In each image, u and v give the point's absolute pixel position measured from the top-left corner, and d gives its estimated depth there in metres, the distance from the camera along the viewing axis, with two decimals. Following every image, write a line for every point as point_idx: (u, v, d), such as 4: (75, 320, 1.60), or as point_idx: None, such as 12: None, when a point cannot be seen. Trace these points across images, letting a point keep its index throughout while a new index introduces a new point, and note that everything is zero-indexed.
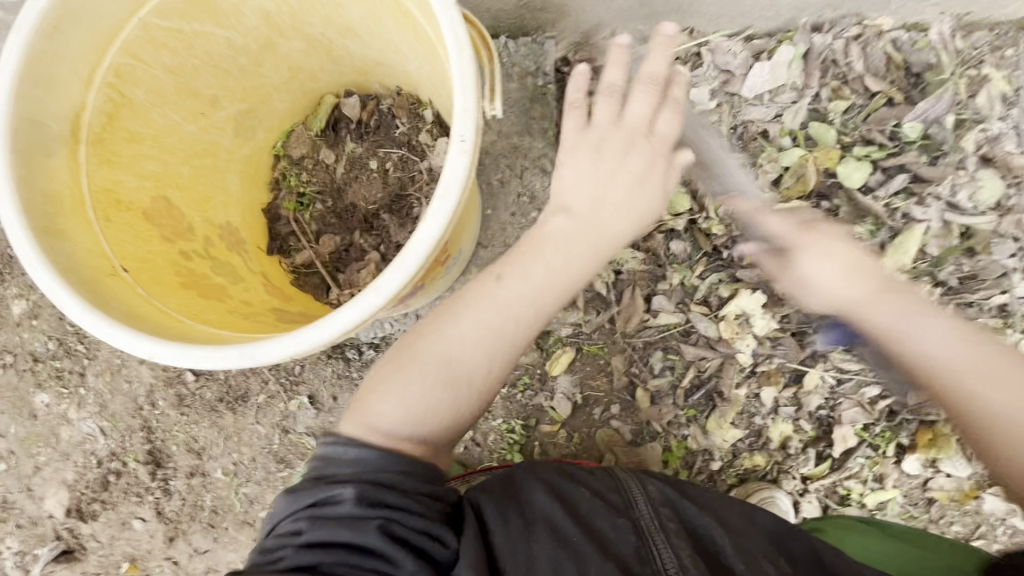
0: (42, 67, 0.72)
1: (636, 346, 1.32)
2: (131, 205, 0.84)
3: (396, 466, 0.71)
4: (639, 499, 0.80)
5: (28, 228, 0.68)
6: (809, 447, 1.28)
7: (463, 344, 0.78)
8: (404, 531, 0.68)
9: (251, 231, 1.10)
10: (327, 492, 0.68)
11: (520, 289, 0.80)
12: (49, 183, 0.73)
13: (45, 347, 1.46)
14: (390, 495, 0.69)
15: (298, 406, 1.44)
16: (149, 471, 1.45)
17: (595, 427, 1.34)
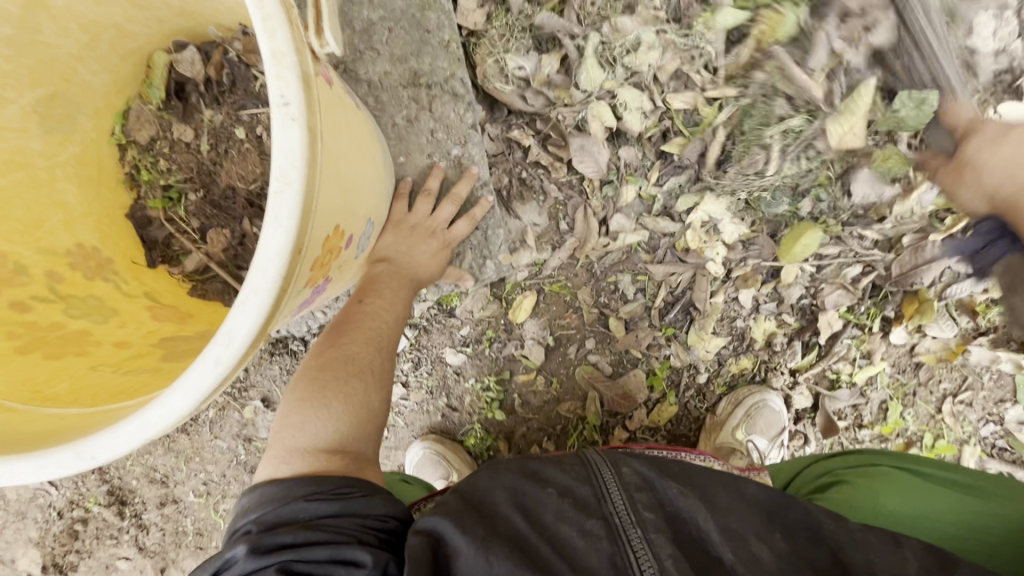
0: None
1: (601, 275, 1.20)
2: None
3: (301, 491, 0.69)
4: (613, 490, 0.72)
5: None
6: (794, 340, 1.22)
7: (371, 353, 0.82)
8: (307, 567, 0.64)
9: (118, 245, 0.89)
10: (225, 556, 0.66)
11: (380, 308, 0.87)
12: None
13: None
14: (285, 535, 0.65)
15: (254, 412, 1.32)
16: (116, 510, 1.34)
17: (573, 366, 1.24)
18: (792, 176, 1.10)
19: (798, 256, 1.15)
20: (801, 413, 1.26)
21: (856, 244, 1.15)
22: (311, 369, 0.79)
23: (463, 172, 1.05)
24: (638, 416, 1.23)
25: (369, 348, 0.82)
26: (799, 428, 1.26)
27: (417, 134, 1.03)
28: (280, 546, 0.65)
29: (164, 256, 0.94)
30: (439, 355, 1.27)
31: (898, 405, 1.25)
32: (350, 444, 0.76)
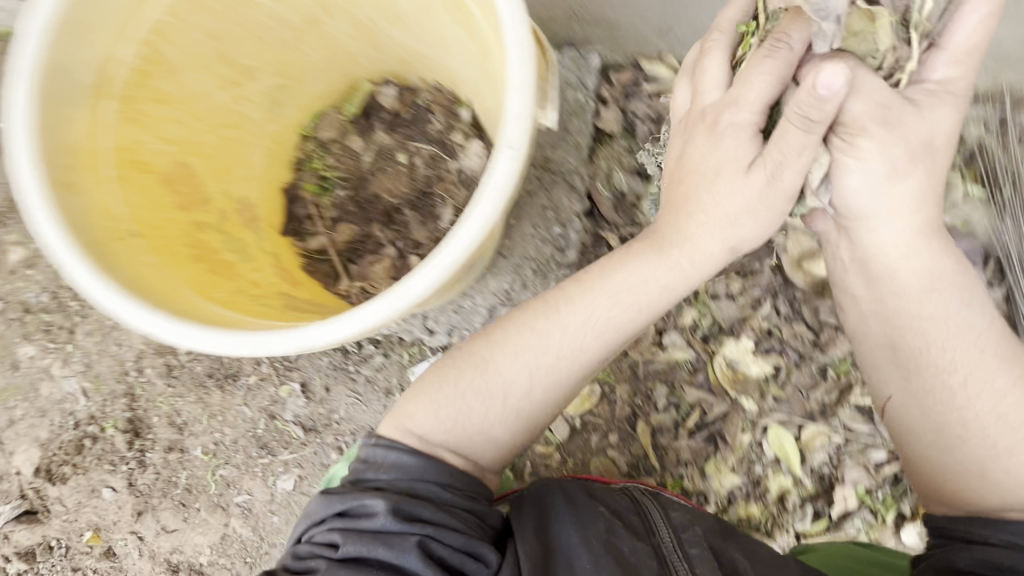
0: (80, 18, 0.72)
1: (642, 378, 1.28)
2: (149, 166, 0.83)
3: (435, 476, 0.78)
4: (659, 527, 0.90)
5: (44, 180, 0.69)
6: (807, 503, 1.25)
7: (518, 377, 0.80)
8: (441, 549, 0.74)
9: (268, 209, 1.05)
10: (362, 501, 0.75)
11: (607, 325, 0.79)
12: (66, 134, 0.73)
13: (37, 299, 1.47)
14: (425, 510, 0.75)
15: (288, 392, 1.40)
16: (127, 440, 1.40)
17: (591, 454, 1.29)
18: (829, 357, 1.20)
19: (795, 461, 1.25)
20: None
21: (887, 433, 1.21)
22: (473, 362, 0.83)
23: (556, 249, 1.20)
24: None
25: (525, 365, 0.80)
26: None
27: (531, 202, 1.21)
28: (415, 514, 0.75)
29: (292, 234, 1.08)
30: None
31: None
32: (468, 447, 0.82)
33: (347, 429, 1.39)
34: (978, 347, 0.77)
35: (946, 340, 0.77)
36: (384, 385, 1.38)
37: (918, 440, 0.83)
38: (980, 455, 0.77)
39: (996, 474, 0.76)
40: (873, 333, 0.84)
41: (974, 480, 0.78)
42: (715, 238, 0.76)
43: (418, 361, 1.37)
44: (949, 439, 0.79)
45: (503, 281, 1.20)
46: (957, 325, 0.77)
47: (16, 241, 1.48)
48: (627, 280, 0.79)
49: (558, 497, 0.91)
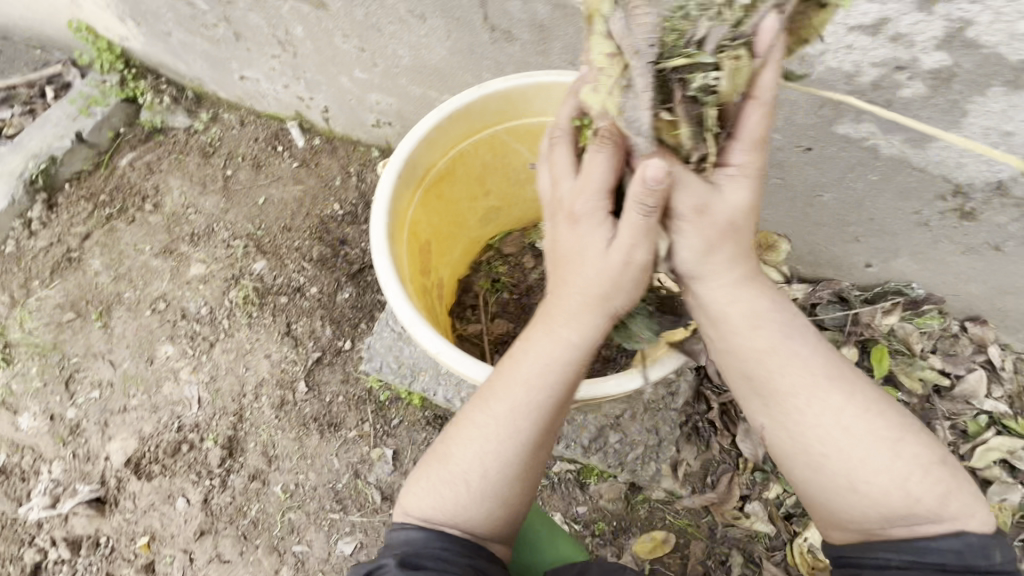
0: (433, 139, 0.99)
1: (718, 540, 1.33)
2: (419, 241, 1.07)
3: (436, 542, 0.79)
4: None
5: (386, 239, 0.91)
6: None
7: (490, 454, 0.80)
8: None
9: (450, 291, 1.29)
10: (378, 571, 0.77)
11: (532, 404, 0.79)
12: (398, 209, 0.96)
13: (196, 308, 1.68)
14: (427, 560, 0.77)
15: (378, 456, 1.48)
16: (218, 456, 1.48)
17: None
18: None
19: None
20: None
21: None
22: (444, 445, 0.84)
23: (670, 390, 1.33)
24: None
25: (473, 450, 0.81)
26: None
27: None
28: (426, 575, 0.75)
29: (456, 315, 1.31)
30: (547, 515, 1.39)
31: None
32: (463, 521, 0.81)
33: None
34: (844, 380, 0.77)
35: (774, 365, 0.76)
36: None
37: (799, 470, 0.78)
38: (843, 471, 0.75)
39: (862, 485, 0.74)
40: (738, 368, 0.78)
41: (844, 496, 0.75)
42: (595, 316, 0.76)
43: None
44: (812, 460, 0.76)
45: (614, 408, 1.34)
46: (763, 342, 0.76)
47: (202, 259, 1.74)
48: (535, 351, 0.79)
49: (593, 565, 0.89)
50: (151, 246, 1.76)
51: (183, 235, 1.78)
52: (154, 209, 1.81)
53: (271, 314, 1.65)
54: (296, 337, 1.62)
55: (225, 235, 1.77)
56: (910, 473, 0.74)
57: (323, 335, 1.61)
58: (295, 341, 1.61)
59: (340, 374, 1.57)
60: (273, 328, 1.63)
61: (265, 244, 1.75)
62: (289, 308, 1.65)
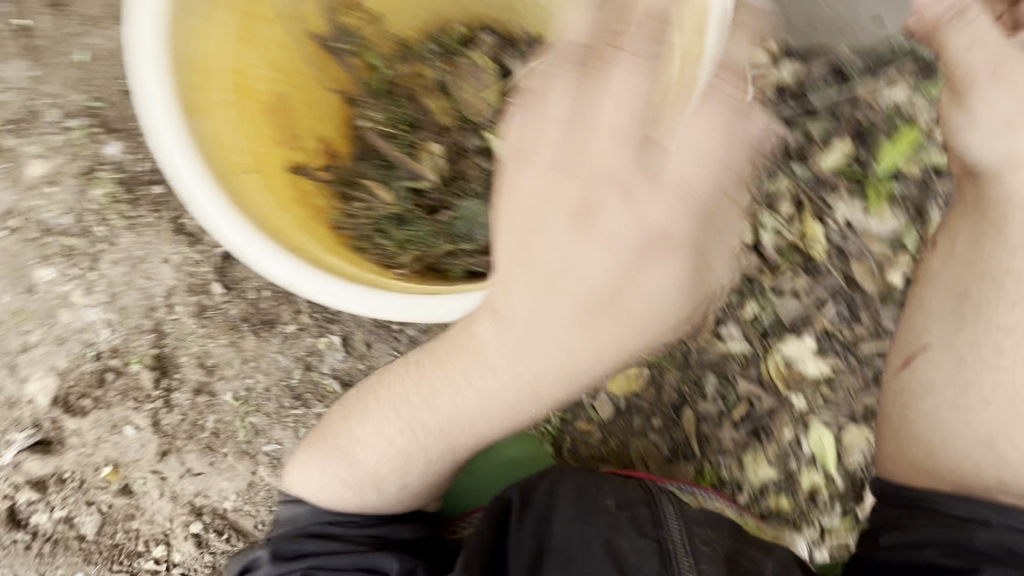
0: None
1: (693, 365, 1.28)
2: (257, 92, 0.80)
3: (309, 545, 0.94)
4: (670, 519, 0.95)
5: (176, 101, 0.69)
6: (836, 500, 1.29)
7: (485, 378, 0.72)
8: (330, 572, 0.92)
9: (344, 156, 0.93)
10: (269, 558, 0.94)
11: (464, 402, 0.77)
12: (192, 51, 0.71)
13: (55, 218, 1.35)
14: (309, 544, 0.94)
15: (327, 345, 1.35)
16: (152, 377, 1.34)
17: (632, 435, 1.30)
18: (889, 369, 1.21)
19: (831, 461, 1.27)
20: None
21: None
22: (344, 431, 0.92)
23: None
24: None
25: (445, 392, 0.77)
26: None
27: None
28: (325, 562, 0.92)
29: (341, 179, 0.91)
30: None
31: None
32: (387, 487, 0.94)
33: None
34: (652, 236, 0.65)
35: (966, 321, 0.87)
36: None
37: (898, 386, 0.92)
38: (981, 431, 0.85)
39: (961, 426, 0.86)
40: (947, 278, 0.91)
41: (982, 449, 0.84)
42: (568, 304, 0.66)
43: None
44: (961, 407, 0.85)
45: None
46: (1011, 317, 0.84)
47: (35, 153, 1.34)
48: (585, 293, 0.66)
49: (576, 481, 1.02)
50: None
51: None
52: None
53: (151, 211, 1.35)
54: (191, 232, 1.34)
55: (53, 116, 1.34)
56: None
57: None
58: (193, 237, 1.34)
59: None
60: (160, 226, 1.35)
61: (110, 120, 1.34)
62: (171, 198, 1.34)
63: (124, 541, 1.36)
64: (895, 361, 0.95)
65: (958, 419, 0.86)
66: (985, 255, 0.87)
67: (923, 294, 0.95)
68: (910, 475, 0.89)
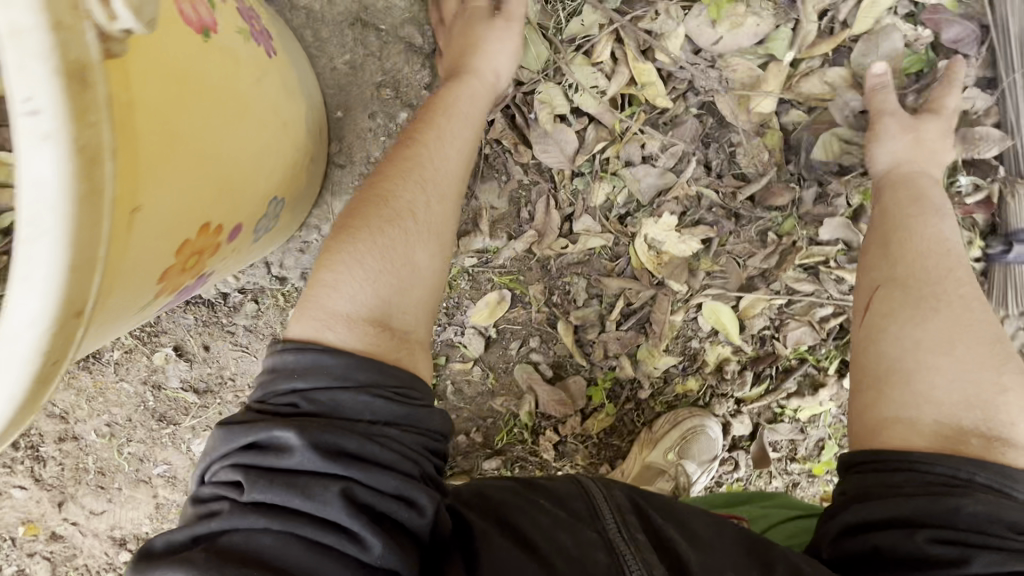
0: None
1: (556, 273, 1.09)
2: None
3: (359, 377, 0.62)
4: (606, 508, 0.73)
5: None
6: (747, 369, 1.16)
7: (414, 251, 0.72)
8: (370, 495, 0.58)
9: None
10: (271, 433, 0.58)
11: (394, 286, 0.69)
12: None
13: None
14: (336, 439, 0.58)
15: (165, 360, 1.22)
16: (11, 440, 1.25)
17: (513, 362, 1.17)
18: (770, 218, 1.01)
19: (733, 330, 1.11)
20: (738, 441, 1.22)
21: (830, 286, 1.06)
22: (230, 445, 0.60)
23: None
24: (572, 422, 1.18)
25: (367, 269, 0.68)
26: (732, 455, 1.22)
27: (360, 87, 0.85)
28: (306, 399, 0.61)
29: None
30: None
31: (834, 445, 1.23)
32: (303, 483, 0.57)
33: (246, 383, 1.24)
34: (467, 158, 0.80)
35: (899, 257, 0.82)
36: (269, 332, 1.19)
37: (864, 331, 0.80)
38: (911, 363, 0.74)
39: (931, 358, 0.74)
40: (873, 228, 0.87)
41: (958, 406, 0.70)
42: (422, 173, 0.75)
43: (298, 300, 1.17)
44: (902, 323, 0.77)
45: (352, 200, 0.91)
46: (927, 233, 0.82)
47: None
48: (442, 176, 0.77)
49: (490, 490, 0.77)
50: None
51: None
52: None
53: None
54: None
55: None
56: (982, 315, 0.76)
57: None
58: None
59: None
60: None
61: None
62: None
63: None
64: (855, 318, 0.84)
65: (911, 371, 0.74)
66: (895, 216, 0.85)
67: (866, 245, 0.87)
68: (869, 435, 0.74)
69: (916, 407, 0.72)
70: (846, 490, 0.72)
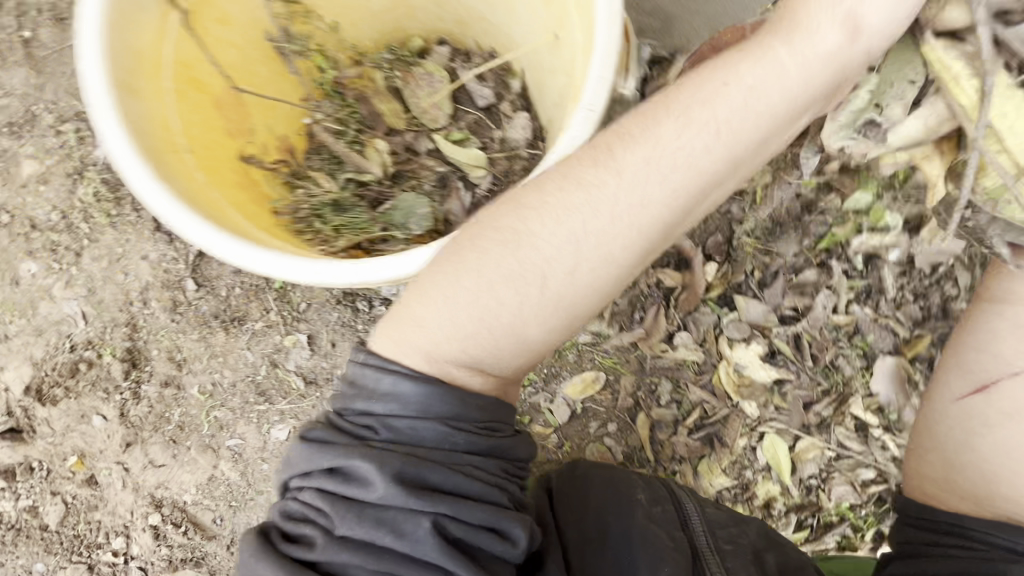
0: None
1: (648, 371, 1.29)
2: (202, 83, 0.85)
3: (440, 410, 0.65)
4: (693, 518, 0.99)
5: (110, 80, 0.71)
6: (792, 512, 1.27)
7: (528, 324, 0.66)
8: (462, 529, 0.62)
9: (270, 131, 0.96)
10: (351, 462, 0.62)
11: (504, 327, 0.66)
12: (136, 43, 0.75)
13: (48, 217, 1.44)
14: (431, 475, 0.62)
15: (293, 343, 1.39)
16: (124, 369, 1.38)
17: (588, 439, 1.32)
18: (834, 379, 1.23)
19: (786, 471, 1.26)
20: None
21: (877, 452, 1.23)
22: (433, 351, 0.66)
23: None
24: None
25: (456, 313, 0.66)
26: None
27: None
28: (384, 425, 0.64)
29: (289, 170, 0.97)
30: None
31: None
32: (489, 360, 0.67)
33: None
34: (753, 139, 0.65)
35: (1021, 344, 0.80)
36: None
37: (965, 412, 0.83)
38: (1003, 446, 0.79)
39: (985, 431, 0.81)
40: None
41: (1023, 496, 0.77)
42: (655, 176, 0.64)
43: None
44: (1005, 420, 0.80)
45: None
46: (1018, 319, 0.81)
47: (35, 156, 1.45)
48: (651, 189, 0.64)
49: (601, 478, 1.02)
50: None
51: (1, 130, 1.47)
52: None
53: (133, 209, 1.41)
54: (169, 231, 1.41)
55: (50, 121, 1.46)
56: None
57: None
58: (170, 236, 1.40)
59: (230, 264, 1.40)
60: (141, 225, 1.41)
61: None
62: None
63: (86, 533, 1.38)
64: (961, 385, 0.84)
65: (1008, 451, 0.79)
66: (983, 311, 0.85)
67: (992, 318, 0.84)
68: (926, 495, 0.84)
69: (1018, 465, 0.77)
70: (899, 538, 0.84)
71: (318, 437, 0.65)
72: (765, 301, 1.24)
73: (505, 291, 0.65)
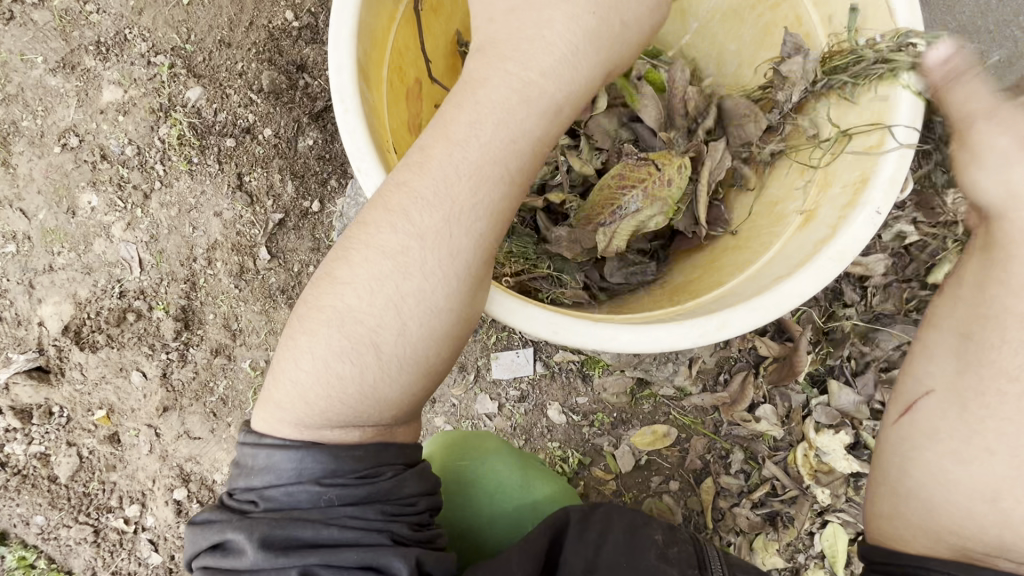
0: None
1: (722, 437, 1.26)
2: (407, 78, 0.79)
3: (349, 468, 0.57)
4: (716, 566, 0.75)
5: (356, 63, 0.63)
6: None
7: (346, 313, 0.58)
8: (334, 571, 0.54)
9: None
10: (222, 537, 0.55)
11: (327, 329, 0.58)
12: (375, 26, 0.69)
13: (119, 149, 1.33)
14: (304, 529, 0.54)
15: None
16: (174, 328, 1.29)
17: (647, 493, 1.27)
18: None
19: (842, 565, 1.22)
20: None
21: None
22: (338, 395, 0.58)
23: None
24: None
25: (321, 340, 0.58)
26: None
27: None
28: (260, 497, 0.57)
29: None
30: (545, 404, 1.30)
31: None
32: (378, 375, 0.58)
33: None
34: (511, 177, 0.60)
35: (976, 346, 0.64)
36: (461, 359, 1.30)
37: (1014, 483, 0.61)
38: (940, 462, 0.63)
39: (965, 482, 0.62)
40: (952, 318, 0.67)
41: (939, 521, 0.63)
42: (454, 149, 0.59)
43: (504, 348, 1.31)
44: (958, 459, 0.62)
45: None
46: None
47: (116, 81, 1.33)
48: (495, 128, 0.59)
49: (616, 517, 0.81)
50: (43, 57, 1.33)
51: (84, 43, 1.34)
52: (36, 2, 1.33)
53: (216, 161, 1.32)
54: (249, 191, 1.32)
55: (142, 48, 1.33)
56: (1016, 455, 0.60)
57: (284, 192, 1.32)
58: (250, 198, 1.32)
59: (309, 240, 1.32)
60: (220, 179, 1.32)
61: (197, 65, 1.33)
62: (238, 153, 1.32)
63: (96, 492, 1.29)
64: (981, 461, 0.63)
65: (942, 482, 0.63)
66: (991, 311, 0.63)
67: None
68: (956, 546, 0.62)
69: (912, 534, 0.64)
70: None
71: (213, 510, 0.58)
72: (857, 387, 1.22)
73: (344, 288, 0.59)
